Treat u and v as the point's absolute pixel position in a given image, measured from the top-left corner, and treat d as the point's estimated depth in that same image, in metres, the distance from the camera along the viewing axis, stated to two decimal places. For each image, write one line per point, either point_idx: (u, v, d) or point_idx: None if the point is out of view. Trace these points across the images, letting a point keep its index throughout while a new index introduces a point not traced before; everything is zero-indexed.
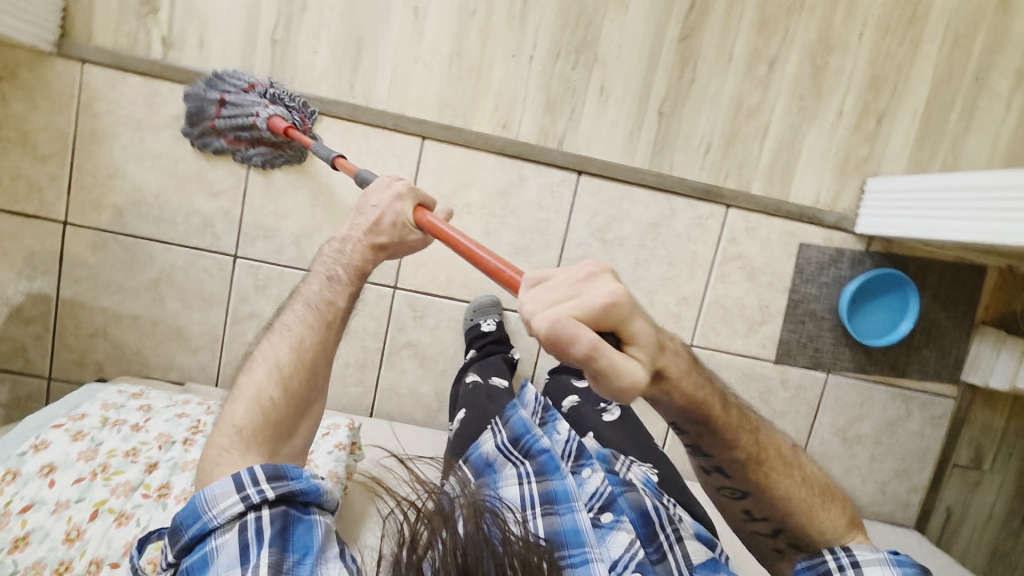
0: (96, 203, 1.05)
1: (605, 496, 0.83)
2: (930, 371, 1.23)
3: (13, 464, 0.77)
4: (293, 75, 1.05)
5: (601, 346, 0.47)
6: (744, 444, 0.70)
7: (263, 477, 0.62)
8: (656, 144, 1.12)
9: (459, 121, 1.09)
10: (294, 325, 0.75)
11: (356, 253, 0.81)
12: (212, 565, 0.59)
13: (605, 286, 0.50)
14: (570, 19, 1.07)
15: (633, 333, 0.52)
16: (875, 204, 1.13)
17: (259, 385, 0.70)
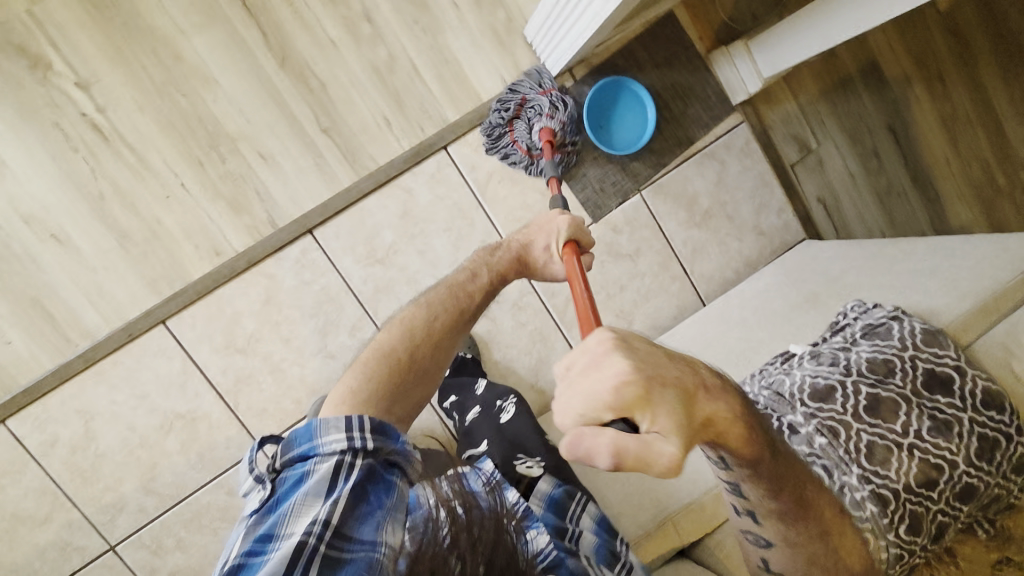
0: None
1: (550, 556, 0.63)
2: (709, 119, 1.26)
3: None
4: (11, 375, 1.00)
5: (639, 440, 0.38)
6: (790, 491, 0.54)
7: (368, 427, 0.69)
8: (345, 155, 1.11)
9: (178, 283, 1.06)
10: (436, 287, 0.90)
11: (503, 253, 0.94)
12: (303, 483, 0.66)
13: (616, 362, 0.41)
14: (182, 130, 1.04)
15: (659, 419, 0.40)
16: (543, 47, 1.14)
17: (413, 318, 0.85)
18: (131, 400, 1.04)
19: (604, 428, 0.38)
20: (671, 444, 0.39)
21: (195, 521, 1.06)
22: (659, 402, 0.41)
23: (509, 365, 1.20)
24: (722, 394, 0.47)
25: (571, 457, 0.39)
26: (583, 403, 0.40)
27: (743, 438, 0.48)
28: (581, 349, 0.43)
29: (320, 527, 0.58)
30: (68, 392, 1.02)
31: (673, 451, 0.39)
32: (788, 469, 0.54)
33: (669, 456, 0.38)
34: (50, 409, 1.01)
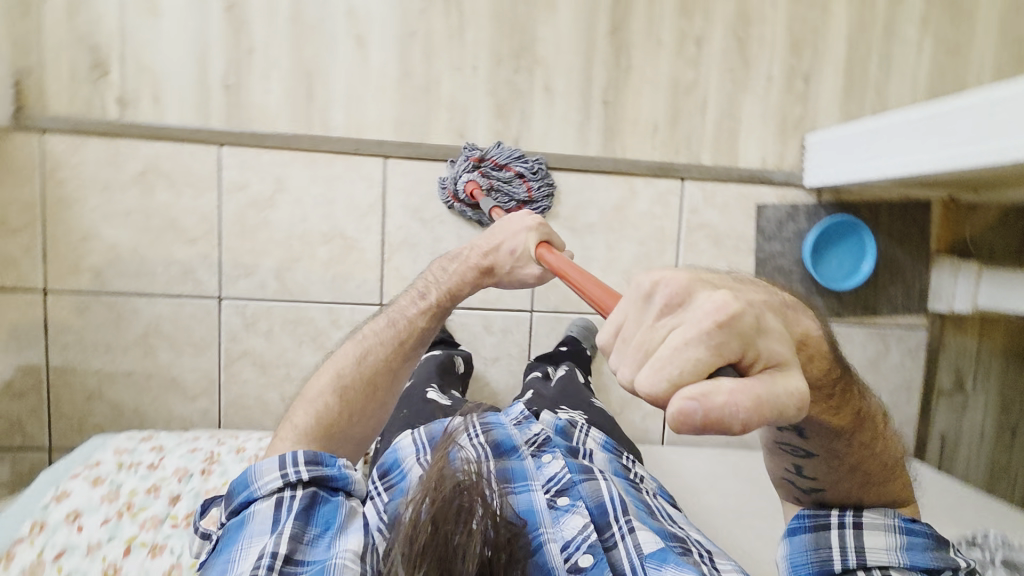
0: (72, 267, 1.06)
1: (562, 481, 0.81)
2: (899, 306, 1.29)
3: (38, 517, 0.76)
4: (249, 115, 1.09)
5: (759, 390, 0.37)
6: (850, 406, 0.58)
7: (302, 460, 0.73)
8: (607, 131, 1.18)
9: (416, 137, 1.14)
10: (378, 325, 0.92)
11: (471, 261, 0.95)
12: (247, 528, 0.68)
13: (707, 302, 0.39)
14: (505, 26, 1.13)
15: (771, 351, 0.40)
16: (827, 170, 1.18)
17: (341, 356, 0.88)
18: (318, 199, 1.11)
19: (723, 384, 0.36)
20: (794, 376, 0.40)
21: (293, 325, 1.12)
22: (762, 331, 0.40)
23: (605, 384, 1.23)
24: (800, 310, 0.53)
25: (690, 430, 0.35)
26: (688, 359, 0.37)
27: (814, 367, 0.52)
28: (636, 294, 0.40)
29: (270, 558, 0.62)
30: (280, 159, 1.10)
31: (795, 387, 0.39)
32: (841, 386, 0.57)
33: (794, 395, 0.39)
34: (259, 162, 1.09)
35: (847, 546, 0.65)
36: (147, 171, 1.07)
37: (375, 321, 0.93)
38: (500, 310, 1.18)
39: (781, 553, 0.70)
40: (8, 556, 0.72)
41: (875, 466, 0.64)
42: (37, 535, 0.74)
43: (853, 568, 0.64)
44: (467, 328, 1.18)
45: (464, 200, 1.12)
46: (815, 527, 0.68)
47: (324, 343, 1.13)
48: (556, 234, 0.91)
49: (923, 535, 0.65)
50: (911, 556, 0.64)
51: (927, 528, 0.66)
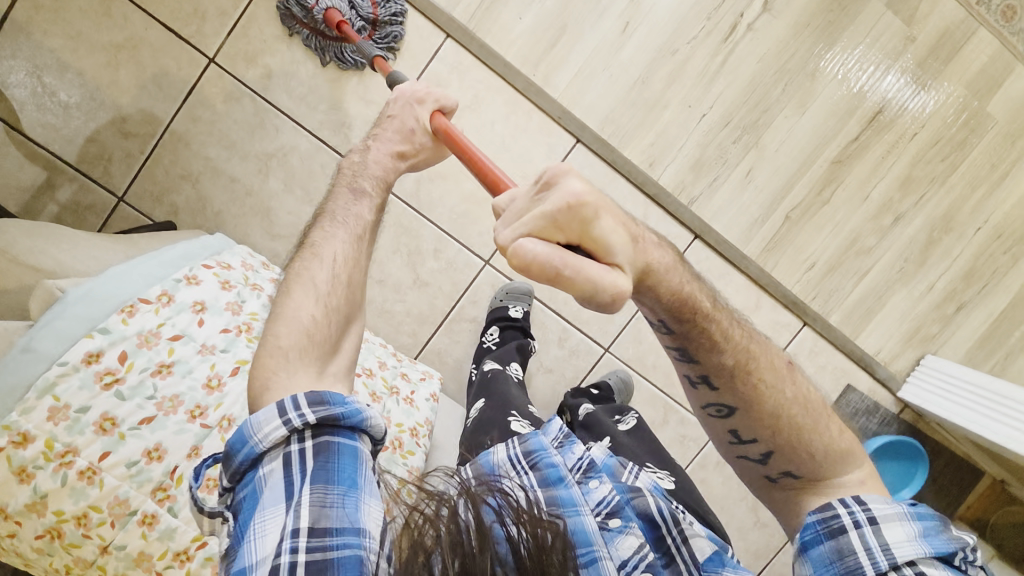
0: (249, 55, 1.01)
1: (613, 503, 0.70)
2: None
3: (168, 287, 0.78)
4: (489, 28, 1.05)
5: (573, 258, 0.45)
6: (734, 347, 0.68)
7: (306, 402, 0.57)
8: (771, 242, 1.17)
9: (614, 141, 1.11)
10: (332, 240, 0.73)
11: (379, 162, 0.82)
12: (259, 497, 0.54)
13: (569, 184, 0.48)
14: (751, 98, 1.11)
15: (607, 241, 0.50)
16: (941, 404, 1.18)
17: (313, 269, 0.70)
18: (497, 138, 1.10)
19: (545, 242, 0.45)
20: (621, 276, 0.49)
21: (402, 231, 1.09)
22: (596, 225, 0.49)
23: None
24: (650, 243, 0.61)
25: (520, 266, 0.46)
26: (536, 225, 0.47)
27: (678, 281, 0.64)
28: (531, 181, 0.50)
29: (292, 540, 0.50)
30: (489, 83, 1.07)
31: (619, 282, 0.48)
32: (714, 322, 0.67)
33: (615, 285, 0.48)
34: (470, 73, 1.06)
35: (873, 546, 0.61)
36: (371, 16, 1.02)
37: (319, 229, 0.75)
38: (582, 333, 1.16)
39: (805, 575, 0.65)
40: (133, 309, 0.74)
41: (798, 412, 0.69)
42: (162, 306, 0.76)
43: (886, 571, 0.60)
44: (544, 329, 1.16)
45: (335, 36, 0.98)
46: (831, 534, 0.64)
47: (417, 264, 1.11)
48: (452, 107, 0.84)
49: (930, 518, 0.63)
50: (928, 541, 0.61)
51: (931, 513, 0.64)
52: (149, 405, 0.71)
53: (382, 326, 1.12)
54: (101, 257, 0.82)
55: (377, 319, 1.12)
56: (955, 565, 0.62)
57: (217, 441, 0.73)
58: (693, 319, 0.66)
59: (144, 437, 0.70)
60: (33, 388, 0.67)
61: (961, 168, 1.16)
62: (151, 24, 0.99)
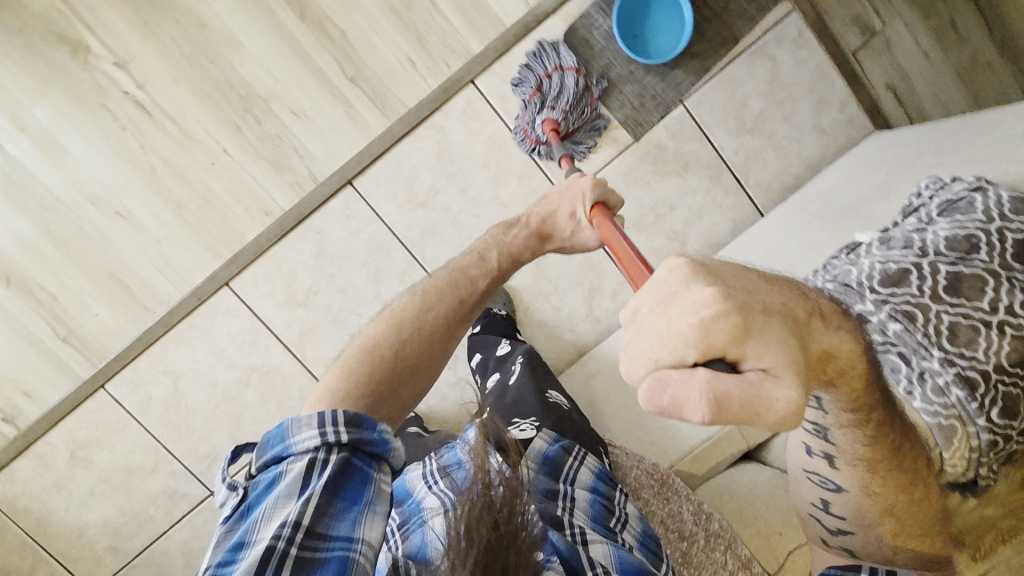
0: (96, 557, 1.14)
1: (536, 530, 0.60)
2: (755, 12, 1.14)
3: None
4: (102, 345, 1.09)
5: (716, 380, 0.37)
6: (884, 422, 0.57)
7: (342, 421, 0.66)
8: (374, 101, 1.10)
9: (236, 246, 1.11)
10: (433, 282, 0.88)
11: (516, 237, 0.91)
12: (275, 485, 0.64)
13: (698, 291, 0.39)
14: (216, 94, 1.06)
15: (766, 351, 0.38)
16: None
17: (410, 305, 0.85)
18: (212, 358, 1.12)
19: (695, 371, 0.36)
20: (786, 390, 0.38)
21: None
22: (757, 329, 0.38)
23: (562, 297, 1.18)
24: (824, 327, 0.46)
25: (654, 407, 0.38)
26: (667, 346, 0.38)
27: (863, 375, 0.51)
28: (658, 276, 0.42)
29: (292, 531, 0.57)
30: (156, 355, 1.11)
31: (791, 395, 0.38)
32: (880, 419, 0.57)
33: (787, 397, 0.38)
34: (142, 371, 1.11)
35: None
36: (74, 450, 1.10)
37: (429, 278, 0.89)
38: None
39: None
40: None
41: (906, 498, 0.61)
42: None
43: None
44: None
45: (543, 139, 1.12)
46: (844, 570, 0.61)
47: None
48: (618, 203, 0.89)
49: None
50: None
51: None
52: None
53: None
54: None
55: None
56: None
57: None
58: (859, 420, 0.56)
59: None
60: None
61: None
62: None
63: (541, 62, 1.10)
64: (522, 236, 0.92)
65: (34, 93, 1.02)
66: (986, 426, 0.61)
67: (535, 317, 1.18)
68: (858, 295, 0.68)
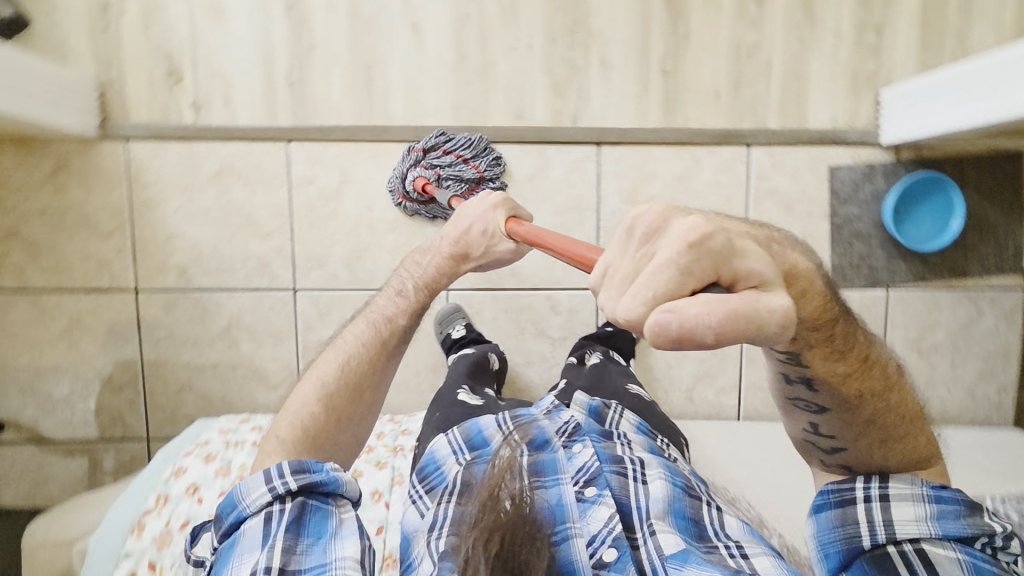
0: (160, 266, 1.12)
1: (590, 470, 0.78)
2: (992, 266, 1.21)
3: (161, 489, 0.85)
4: (315, 111, 1.12)
5: (722, 305, 0.40)
6: (853, 357, 0.60)
7: (288, 471, 0.68)
8: (667, 101, 1.15)
9: (475, 121, 1.14)
10: (355, 333, 0.86)
11: (435, 268, 0.90)
12: (238, 547, 0.65)
13: (682, 223, 0.42)
14: (559, 1, 1.12)
15: (755, 266, 0.43)
16: (914, 125, 1.09)
17: (326, 362, 0.84)
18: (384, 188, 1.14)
19: (696, 299, 0.39)
20: (772, 303, 0.42)
21: None
22: (740, 252, 0.43)
23: (678, 360, 1.22)
24: (786, 247, 0.53)
25: (668, 345, 0.39)
26: (662, 277, 0.40)
27: (825, 296, 0.55)
28: (623, 236, 0.44)
29: None
30: (345, 151, 1.12)
31: (786, 306, 0.43)
32: (846, 338, 0.59)
33: (781, 309, 0.42)
34: (325, 155, 1.12)
35: (875, 520, 0.67)
36: (223, 171, 1.11)
37: (352, 325, 0.88)
38: (568, 289, 1.18)
39: (810, 532, 0.72)
40: (140, 524, 0.81)
41: (894, 418, 0.65)
42: (163, 507, 0.83)
43: (882, 543, 0.66)
44: (534, 308, 1.18)
45: (421, 198, 1.10)
46: (841, 502, 0.69)
47: None
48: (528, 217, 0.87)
49: (956, 504, 0.65)
50: (943, 527, 0.65)
51: (961, 497, 0.66)
52: None
53: (406, 396, 1.19)
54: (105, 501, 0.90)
55: (398, 392, 1.18)
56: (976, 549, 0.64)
57: None
58: (825, 369, 0.59)
59: None
60: None
61: None
62: (78, 296, 1.11)
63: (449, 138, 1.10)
64: (440, 266, 0.91)
65: None
66: None
67: (644, 358, 1.21)
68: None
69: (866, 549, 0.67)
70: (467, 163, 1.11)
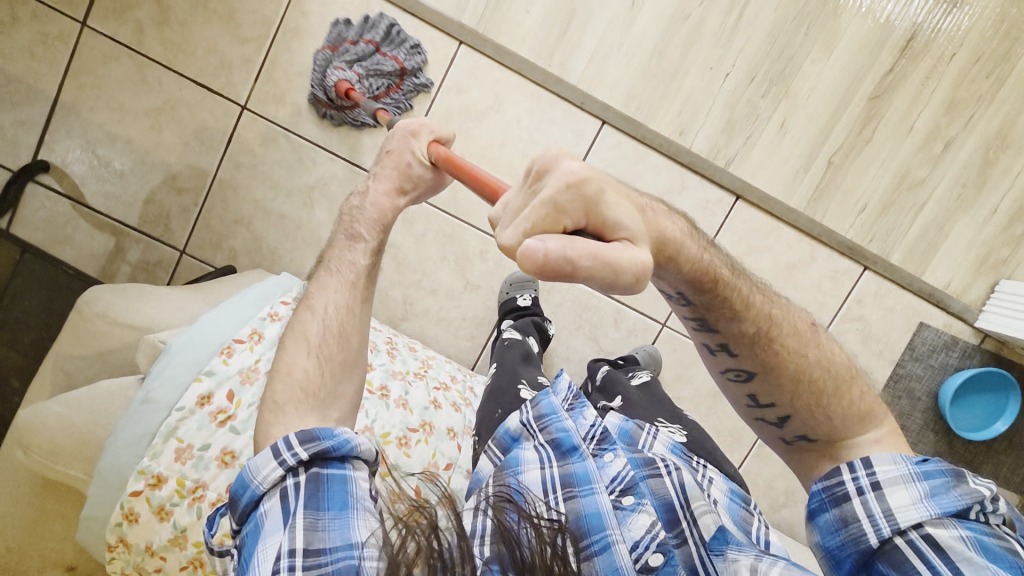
0: (278, 96, 1.05)
1: (626, 479, 0.71)
2: (1003, 478, 1.25)
3: (256, 327, 0.82)
4: (501, 28, 1.06)
5: (583, 243, 0.41)
6: (756, 314, 0.66)
7: (296, 440, 0.59)
8: (817, 190, 1.14)
9: (640, 116, 1.10)
10: (326, 292, 0.74)
11: (376, 210, 0.77)
12: (260, 532, 0.56)
13: (567, 164, 0.46)
14: (775, 47, 1.09)
15: (621, 220, 0.46)
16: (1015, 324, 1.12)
17: (306, 323, 0.72)
18: (524, 133, 1.09)
19: (562, 235, 0.41)
20: (636, 250, 0.45)
21: (446, 239, 1.13)
22: (603, 200, 0.46)
23: (699, 423, 1.21)
24: (659, 215, 0.59)
25: (531, 270, 0.40)
26: (541, 212, 0.44)
27: (695, 249, 0.62)
28: (521, 177, 0.48)
29: (289, 561, 0.52)
30: (509, 81, 1.08)
31: (641, 258, 0.44)
32: (721, 303, 0.65)
33: (640, 263, 0.44)
34: (488, 74, 1.07)
35: (875, 513, 0.61)
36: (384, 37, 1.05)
37: (318, 279, 0.76)
38: (638, 312, 1.17)
39: (815, 540, 0.66)
40: (230, 349, 0.78)
41: (819, 374, 0.67)
42: (255, 343, 0.80)
43: (890, 537, 0.60)
44: (599, 314, 1.17)
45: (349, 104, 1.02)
46: (836, 501, 0.65)
47: (465, 268, 1.14)
48: (452, 142, 0.76)
49: (940, 475, 0.62)
50: (936, 502, 0.60)
51: (943, 468, 0.62)
52: (206, 423, 0.74)
53: (442, 335, 1.16)
54: (188, 308, 0.86)
55: (436, 328, 1.15)
56: (971, 520, 0.60)
57: (217, 451, 0.72)
58: (718, 316, 0.66)
59: (206, 456, 0.72)
60: (157, 434, 0.73)
61: (1009, 80, 1.10)
62: (186, 84, 1.04)
63: (356, 27, 1.02)
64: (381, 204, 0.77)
65: None
66: None
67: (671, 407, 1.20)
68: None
69: (875, 548, 0.61)
70: (382, 54, 1.04)
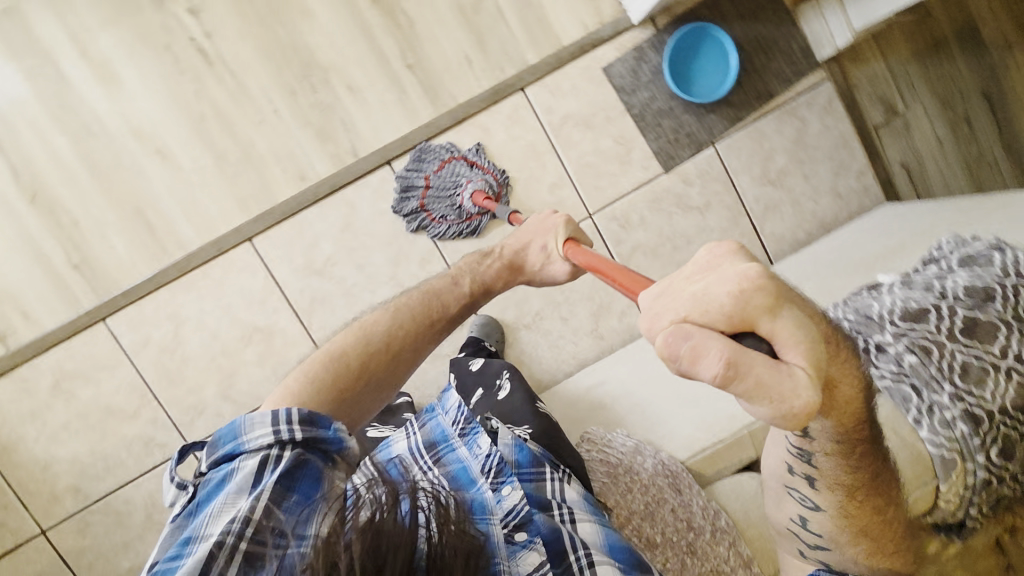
0: (53, 497, 1.08)
1: (522, 513, 0.64)
2: (792, 75, 1.22)
3: None
4: (112, 279, 1.08)
5: (739, 350, 0.35)
6: (860, 463, 0.54)
7: (296, 419, 0.66)
8: (427, 92, 1.14)
9: (265, 205, 1.11)
10: (405, 297, 0.88)
11: (492, 269, 0.92)
12: (227, 483, 0.63)
13: (747, 265, 0.38)
14: (277, 56, 1.09)
15: (794, 344, 0.37)
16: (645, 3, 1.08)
17: (379, 317, 0.85)
18: (217, 311, 1.11)
19: (718, 336, 0.35)
20: (798, 379, 0.37)
21: None
22: (784, 312, 0.37)
23: (571, 309, 1.21)
24: (846, 355, 0.45)
25: (659, 356, 0.36)
26: (702, 308, 0.36)
27: (849, 417, 0.49)
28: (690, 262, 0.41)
29: (239, 525, 0.56)
30: (163, 297, 1.09)
31: (802, 393, 0.36)
32: (867, 449, 0.54)
33: (804, 401, 0.36)
34: (145, 312, 1.09)
35: None
36: (58, 380, 1.07)
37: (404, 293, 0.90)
38: None
39: None
40: None
41: (884, 516, 0.58)
42: None
43: None
44: None
45: (478, 211, 1.13)
46: None
47: None
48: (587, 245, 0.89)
49: None
50: None
51: None
52: None
53: None
54: None
55: None
56: None
57: None
58: (846, 445, 0.52)
59: None
60: None
61: None
62: None
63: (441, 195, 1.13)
64: (497, 268, 0.92)
65: (104, 24, 1.04)
66: (983, 466, 0.61)
67: (541, 325, 1.21)
68: (878, 328, 0.69)
69: None
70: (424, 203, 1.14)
